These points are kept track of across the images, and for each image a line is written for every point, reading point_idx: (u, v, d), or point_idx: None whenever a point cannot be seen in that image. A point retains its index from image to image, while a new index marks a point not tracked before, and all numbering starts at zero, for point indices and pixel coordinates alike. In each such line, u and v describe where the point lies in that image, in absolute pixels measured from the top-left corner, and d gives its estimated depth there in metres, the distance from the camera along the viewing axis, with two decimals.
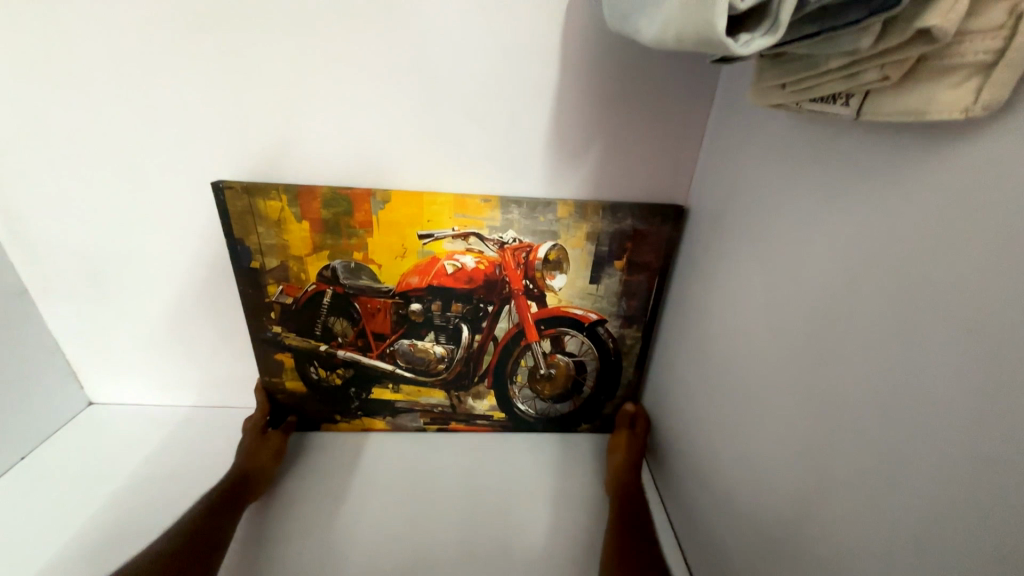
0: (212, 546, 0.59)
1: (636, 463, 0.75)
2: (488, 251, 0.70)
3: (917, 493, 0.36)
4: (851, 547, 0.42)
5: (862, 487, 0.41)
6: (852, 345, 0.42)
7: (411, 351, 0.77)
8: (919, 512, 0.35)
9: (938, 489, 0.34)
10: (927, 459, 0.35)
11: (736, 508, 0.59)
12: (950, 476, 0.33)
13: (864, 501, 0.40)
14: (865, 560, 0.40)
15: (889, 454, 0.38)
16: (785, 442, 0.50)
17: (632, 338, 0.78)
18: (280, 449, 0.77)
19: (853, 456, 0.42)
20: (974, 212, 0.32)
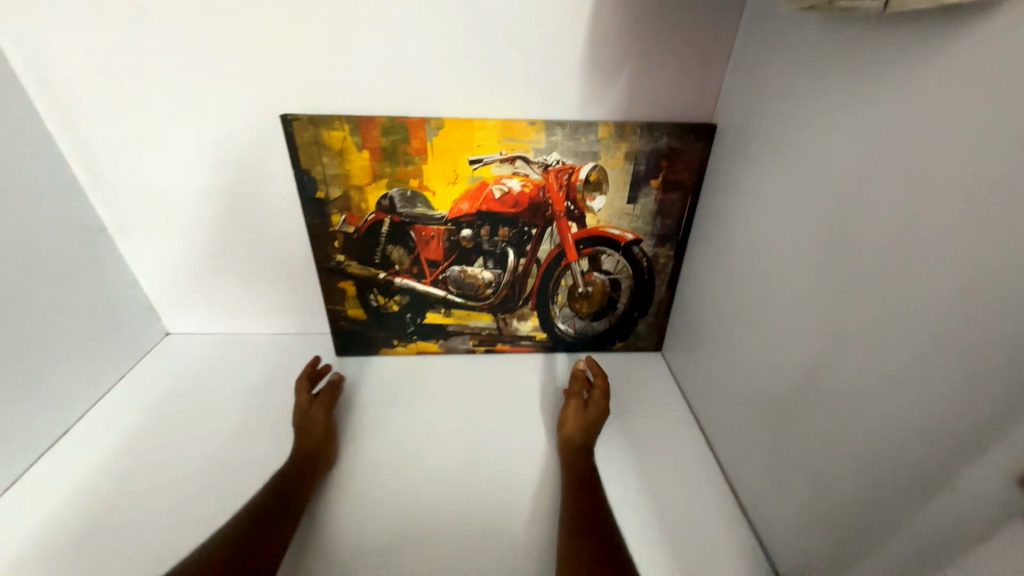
0: (272, 531, 0.61)
1: (589, 428, 0.76)
2: (533, 174, 0.76)
3: (911, 337, 0.43)
4: (852, 393, 0.50)
5: (865, 341, 0.48)
6: (866, 226, 0.48)
7: (461, 276, 0.85)
8: (912, 351, 0.43)
9: (927, 329, 0.41)
10: (921, 306, 0.42)
11: (754, 389, 0.67)
12: (940, 316, 0.40)
13: (867, 352, 0.48)
14: (863, 402, 0.48)
15: (889, 309, 0.45)
16: (801, 324, 0.58)
17: (664, 257, 0.85)
18: (332, 427, 0.77)
19: (862, 320, 0.48)
20: (981, 87, 0.37)
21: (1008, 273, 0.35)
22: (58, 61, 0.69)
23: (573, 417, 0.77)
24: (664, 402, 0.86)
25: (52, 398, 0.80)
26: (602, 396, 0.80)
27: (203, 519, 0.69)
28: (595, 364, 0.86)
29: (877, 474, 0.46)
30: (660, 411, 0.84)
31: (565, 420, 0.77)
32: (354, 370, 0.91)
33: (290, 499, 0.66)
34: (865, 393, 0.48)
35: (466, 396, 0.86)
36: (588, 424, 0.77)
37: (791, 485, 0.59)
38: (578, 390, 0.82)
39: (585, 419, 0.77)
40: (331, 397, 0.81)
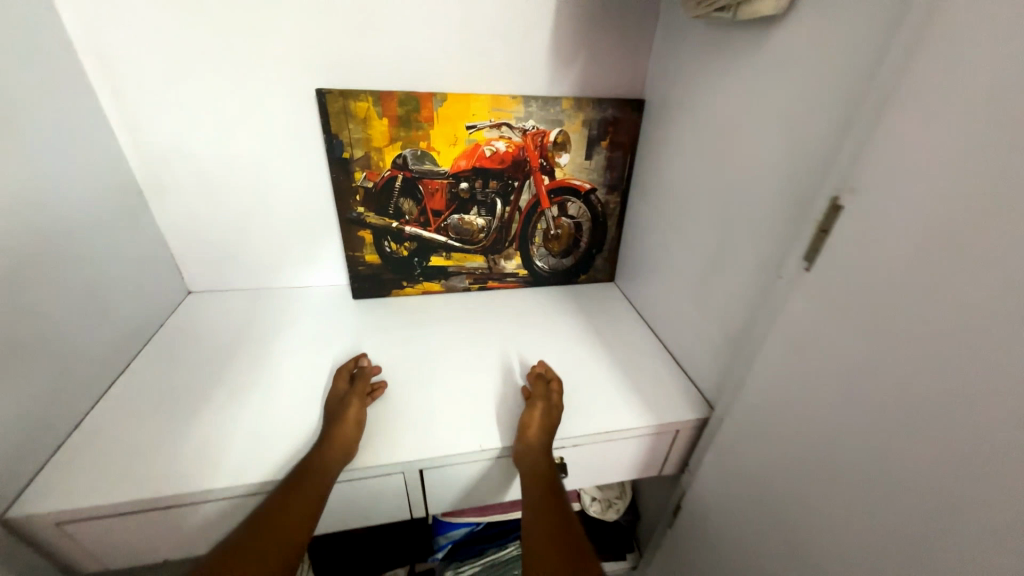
0: (294, 521, 0.66)
1: (552, 428, 0.77)
2: (515, 137, 0.98)
3: (759, 209, 0.70)
4: (735, 255, 0.76)
5: (738, 221, 0.75)
6: (733, 149, 0.75)
7: (459, 224, 1.06)
8: (761, 217, 0.70)
9: (766, 200, 0.68)
10: (761, 190, 0.69)
11: (678, 280, 0.94)
12: (771, 191, 0.67)
13: (739, 226, 0.75)
14: (741, 256, 0.75)
15: (747, 196, 0.73)
16: (703, 223, 0.85)
17: (613, 203, 1.12)
18: (361, 415, 0.77)
19: (734, 209, 0.76)
20: (776, 56, 0.64)
21: (794, 158, 0.63)
22: (115, 42, 0.82)
23: (539, 424, 0.76)
24: (620, 311, 1.12)
25: (117, 333, 0.89)
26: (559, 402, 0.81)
27: (262, 410, 0.82)
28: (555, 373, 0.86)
29: (746, 297, 0.74)
30: (619, 316, 1.10)
31: (528, 424, 0.76)
32: (372, 307, 1.08)
33: (326, 452, 0.71)
34: (737, 252, 0.76)
35: (469, 318, 1.07)
36: (552, 425, 0.77)
37: (705, 332, 0.85)
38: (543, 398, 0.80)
39: (550, 422, 0.76)
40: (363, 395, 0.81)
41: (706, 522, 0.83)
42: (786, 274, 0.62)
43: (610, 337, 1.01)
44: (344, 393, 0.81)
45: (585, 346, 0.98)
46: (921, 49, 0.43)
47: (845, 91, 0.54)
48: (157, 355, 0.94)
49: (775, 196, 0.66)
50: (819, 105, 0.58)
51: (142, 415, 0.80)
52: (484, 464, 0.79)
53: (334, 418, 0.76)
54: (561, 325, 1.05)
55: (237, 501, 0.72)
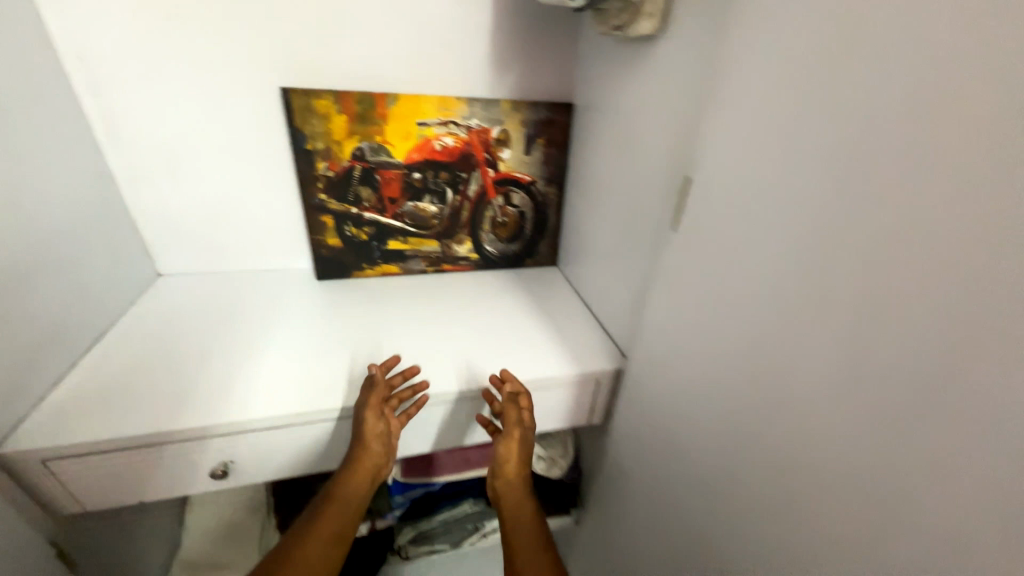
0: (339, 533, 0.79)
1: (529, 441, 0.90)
2: (461, 133, 1.12)
3: (649, 189, 0.86)
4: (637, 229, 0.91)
5: (638, 200, 0.90)
6: (633, 140, 0.91)
7: (414, 210, 1.17)
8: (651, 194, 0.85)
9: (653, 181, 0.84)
10: (651, 173, 0.85)
11: (602, 256, 1.09)
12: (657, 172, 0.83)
13: (639, 204, 0.90)
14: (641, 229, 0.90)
15: (643, 179, 0.88)
16: (617, 205, 1.00)
17: (552, 194, 1.26)
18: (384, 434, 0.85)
19: (635, 190, 0.91)
20: (655, 66, 0.81)
21: (670, 145, 0.78)
22: (94, 41, 0.91)
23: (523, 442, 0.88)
24: (560, 289, 1.25)
25: (92, 306, 0.95)
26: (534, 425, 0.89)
27: (231, 370, 0.91)
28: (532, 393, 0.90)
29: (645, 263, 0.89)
30: (558, 293, 1.23)
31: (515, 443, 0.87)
32: (333, 287, 1.18)
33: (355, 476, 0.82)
34: (638, 226, 0.91)
35: (423, 295, 1.18)
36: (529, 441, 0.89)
37: (620, 297, 0.99)
38: (515, 426, 0.87)
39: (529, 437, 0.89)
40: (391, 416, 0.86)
41: (628, 457, 0.96)
42: (669, 237, 0.77)
43: (548, 309, 1.14)
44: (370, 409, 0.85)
45: (525, 316, 1.11)
46: (733, 58, 0.59)
47: (696, 91, 0.71)
48: (128, 329, 1.00)
49: (659, 176, 0.82)
50: (682, 102, 0.74)
51: (120, 380, 0.87)
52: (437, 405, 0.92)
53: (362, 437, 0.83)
54: (506, 300, 1.18)
55: (214, 440, 0.83)
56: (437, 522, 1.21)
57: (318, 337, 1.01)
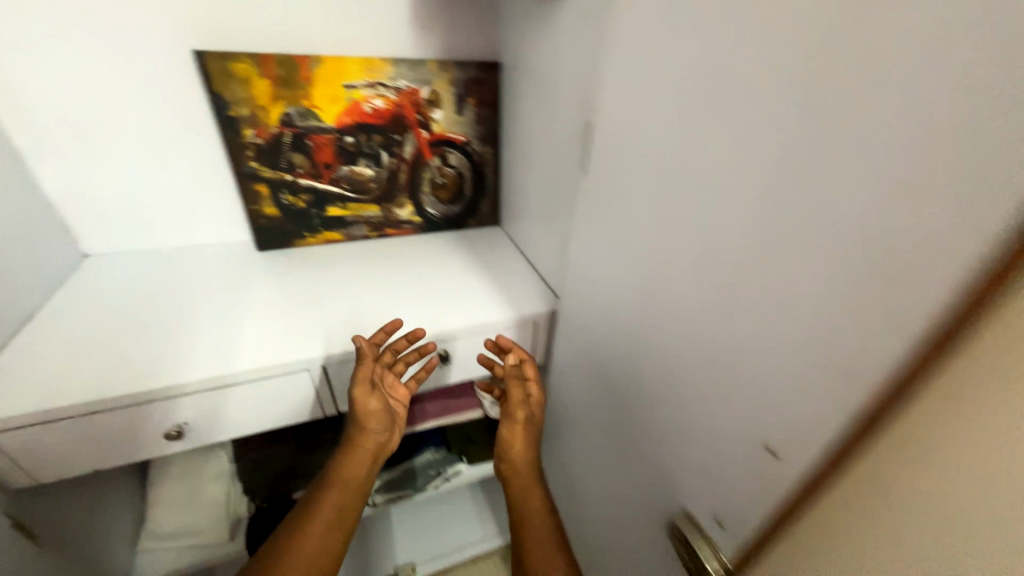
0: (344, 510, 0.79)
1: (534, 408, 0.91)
2: (390, 95, 1.14)
3: (564, 139, 0.92)
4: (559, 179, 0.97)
5: (557, 150, 0.96)
6: (550, 94, 0.96)
7: (351, 175, 1.19)
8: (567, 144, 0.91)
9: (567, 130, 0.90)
10: (565, 123, 0.91)
11: (533, 209, 1.15)
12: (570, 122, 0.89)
13: (559, 154, 0.96)
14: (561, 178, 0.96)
15: (559, 130, 0.94)
16: (542, 158, 1.06)
17: (487, 153, 1.30)
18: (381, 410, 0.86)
19: (554, 142, 0.97)
20: (561, 19, 0.86)
21: (578, 95, 0.84)
22: None
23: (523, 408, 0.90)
24: (501, 245, 1.31)
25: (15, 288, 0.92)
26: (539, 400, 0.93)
27: (176, 340, 0.92)
28: (530, 366, 0.96)
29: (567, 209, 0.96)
30: (499, 249, 1.29)
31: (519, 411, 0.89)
32: (275, 257, 1.19)
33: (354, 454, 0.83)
34: (559, 176, 0.97)
35: (367, 258, 1.21)
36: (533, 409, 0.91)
37: (551, 245, 1.07)
38: (517, 399, 0.90)
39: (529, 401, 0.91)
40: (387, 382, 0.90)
41: (565, 390, 1.06)
42: (578, 182, 0.84)
43: (488, 264, 1.20)
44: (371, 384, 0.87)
45: (466, 271, 1.17)
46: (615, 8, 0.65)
47: (594, 42, 0.76)
48: (59, 310, 0.98)
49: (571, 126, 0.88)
50: (584, 53, 0.80)
51: (59, 356, 0.87)
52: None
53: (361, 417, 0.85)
54: (449, 258, 1.23)
55: (168, 402, 0.85)
56: (394, 470, 1.30)
57: (263, 303, 1.03)
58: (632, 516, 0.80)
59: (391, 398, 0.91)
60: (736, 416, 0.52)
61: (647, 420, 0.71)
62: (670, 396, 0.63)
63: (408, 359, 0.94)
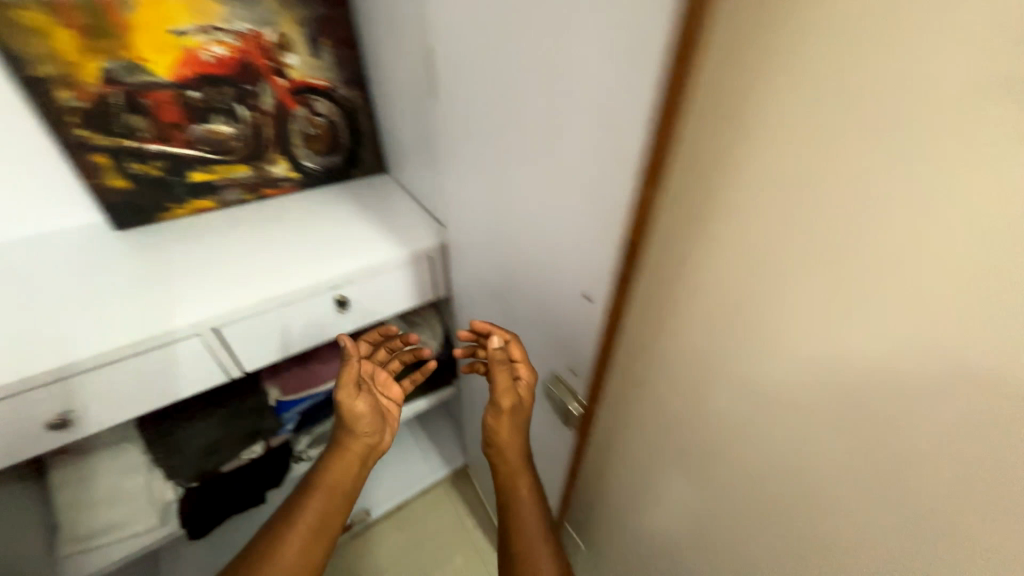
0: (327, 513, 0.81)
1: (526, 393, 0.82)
2: (230, 40, 1.05)
3: (416, 68, 0.93)
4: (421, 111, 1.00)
5: (413, 82, 0.98)
6: (396, 23, 0.95)
7: (207, 134, 1.10)
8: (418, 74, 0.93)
9: (415, 59, 0.92)
10: (412, 53, 0.92)
11: (409, 147, 1.16)
12: (417, 51, 0.91)
13: (415, 86, 0.97)
14: (422, 110, 0.98)
15: (410, 61, 0.95)
16: (404, 93, 1.06)
17: (357, 97, 1.26)
18: (370, 412, 0.89)
19: (409, 74, 0.98)
20: None
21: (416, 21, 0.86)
22: None
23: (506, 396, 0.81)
24: (389, 191, 1.31)
25: None
26: (527, 386, 0.80)
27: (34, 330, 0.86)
28: (517, 346, 0.81)
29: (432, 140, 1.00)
30: (387, 194, 1.29)
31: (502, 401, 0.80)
32: (139, 234, 1.11)
33: (343, 454, 0.86)
34: (420, 108, 0.99)
35: (245, 222, 1.17)
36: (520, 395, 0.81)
37: (429, 180, 1.10)
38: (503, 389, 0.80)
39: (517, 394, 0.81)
40: (372, 384, 0.94)
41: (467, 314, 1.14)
42: (431, 108, 0.88)
43: (376, 210, 1.21)
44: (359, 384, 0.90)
45: (354, 219, 1.18)
46: None
47: None
48: None
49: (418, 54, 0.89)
50: None
51: None
52: (268, 316, 0.97)
53: (348, 420, 0.87)
54: (335, 210, 1.22)
55: (44, 390, 0.82)
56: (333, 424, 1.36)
57: (132, 281, 0.98)
58: None
59: (379, 398, 0.94)
60: (562, 280, 0.63)
61: (520, 312, 0.81)
62: (529, 286, 0.73)
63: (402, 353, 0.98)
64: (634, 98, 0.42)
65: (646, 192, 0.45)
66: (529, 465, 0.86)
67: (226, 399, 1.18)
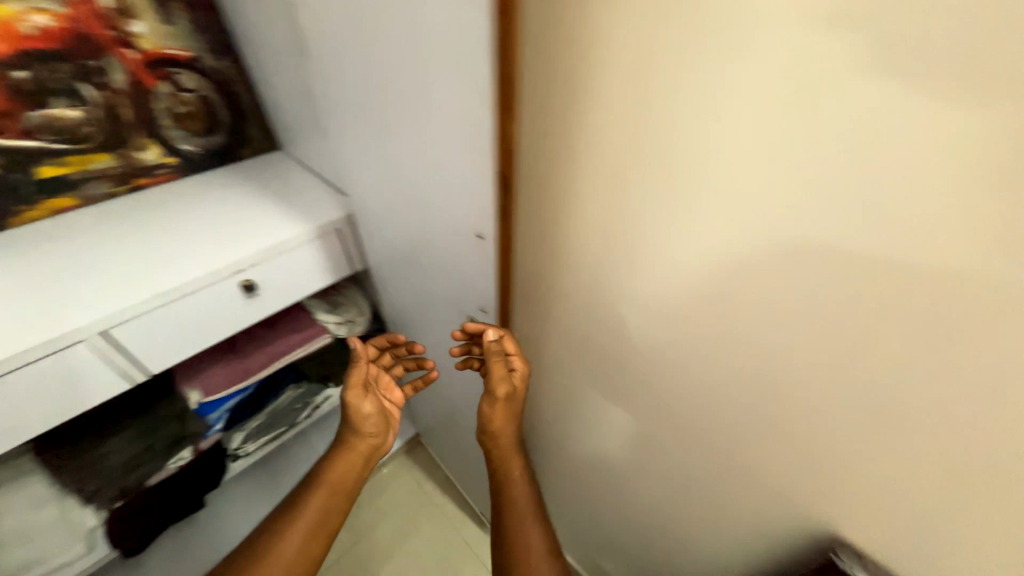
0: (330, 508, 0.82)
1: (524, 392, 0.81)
2: (54, 8, 0.92)
3: (285, 30, 0.88)
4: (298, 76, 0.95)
5: (284, 46, 0.93)
6: None
7: (48, 121, 0.97)
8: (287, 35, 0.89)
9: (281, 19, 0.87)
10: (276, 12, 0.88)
11: (297, 117, 1.10)
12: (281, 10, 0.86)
13: (287, 50, 0.92)
14: (299, 76, 0.94)
15: (277, 23, 0.90)
16: (278, 58, 1.00)
17: (228, 68, 1.16)
18: (375, 413, 0.88)
19: (279, 37, 0.93)
20: None
21: None
22: None
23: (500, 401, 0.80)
24: (285, 168, 1.23)
25: None
26: (522, 378, 0.79)
27: None
28: (513, 341, 0.76)
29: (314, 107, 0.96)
30: (283, 172, 1.22)
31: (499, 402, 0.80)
32: None
33: (348, 451, 0.87)
34: (298, 74, 0.95)
35: (119, 217, 1.06)
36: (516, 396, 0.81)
37: (323, 151, 1.06)
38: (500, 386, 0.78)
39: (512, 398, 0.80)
40: (379, 387, 0.92)
41: (386, 283, 1.14)
42: (307, 67, 0.86)
43: (272, 188, 1.15)
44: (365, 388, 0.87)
45: (248, 200, 1.11)
46: None
47: None
48: None
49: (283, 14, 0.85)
50: None
51: None
52: (164, 314, 0.91)
53: (354, 420, 0.86)
54: (225, 193, 1.14)
55: None
56: (268, 418, 1.29)
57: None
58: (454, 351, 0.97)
59: (387, 400, 0.92)
60: (456, 221, 0.67)
61: (431, 267, 0.83)
62: (431, 237, 0.76)
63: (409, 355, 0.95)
64: (471, 35, 0.46)
65: (499, 122, 0.50)
66: (523, 447, 0.90)
67: (139, 406, 1.10)
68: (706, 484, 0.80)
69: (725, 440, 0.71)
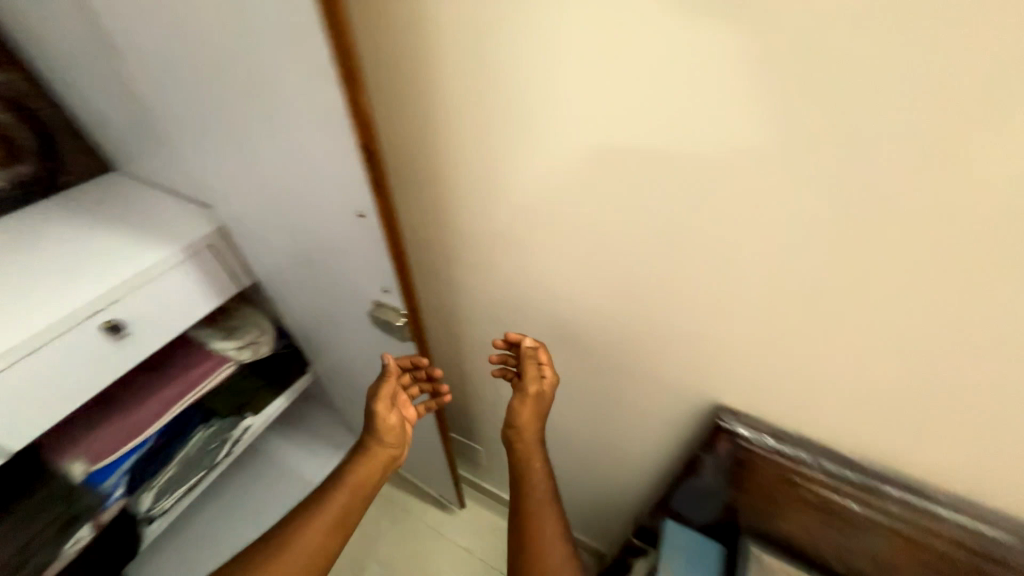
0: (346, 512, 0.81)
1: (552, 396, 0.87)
2: None
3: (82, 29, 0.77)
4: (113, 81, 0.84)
5: (86, 48, 0.81)
6: None
7: None
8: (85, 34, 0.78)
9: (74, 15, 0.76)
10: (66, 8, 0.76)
11: (124, 128, 0.96)
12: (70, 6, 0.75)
13: (91, 51, 0.81)
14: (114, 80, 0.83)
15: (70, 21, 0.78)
16: (82, 62, 0.86)
17: (10, 79, 0.98)
18: (395, 424, 0.85)
19: (77, 37, 0.80)
20: None
21: None
22: None
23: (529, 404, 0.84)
24: (127, 189, 1.08)
25: None
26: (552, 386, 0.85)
27: None
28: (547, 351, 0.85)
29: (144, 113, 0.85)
30: (125, 193, 1.07)
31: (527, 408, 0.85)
32: None
33: (372, 455, 0.85)
34: (112, 78, 0.83)
35: None
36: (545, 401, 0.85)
37: (168, 162, 0.95)
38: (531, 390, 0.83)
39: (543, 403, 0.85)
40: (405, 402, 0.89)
41: (281, 291, 1.07)
42: (120, 68, 0.76)
43: (117, 214, 1.01)
44: (391, 401, 0.85)
45: (86, 232, 0.96)
46: None
47: None
48: None
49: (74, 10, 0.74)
50: None
51: None
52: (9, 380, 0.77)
53: (376, 428, 0.85)
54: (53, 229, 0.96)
55: None
56: (181, 468, 1.17)
57: None
58: (370, 340, 0.97)
59: (410, 412, 0.91)
60: (335, 202, 0.66)
61: (323, 260, 0.81)
62: (317, 227, 0.74)
63: (419, 383, 0.94)
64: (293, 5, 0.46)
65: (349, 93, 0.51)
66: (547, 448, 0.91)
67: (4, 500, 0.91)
68: (623, 396, 0.90)
69: (629, 352, 0.82)
